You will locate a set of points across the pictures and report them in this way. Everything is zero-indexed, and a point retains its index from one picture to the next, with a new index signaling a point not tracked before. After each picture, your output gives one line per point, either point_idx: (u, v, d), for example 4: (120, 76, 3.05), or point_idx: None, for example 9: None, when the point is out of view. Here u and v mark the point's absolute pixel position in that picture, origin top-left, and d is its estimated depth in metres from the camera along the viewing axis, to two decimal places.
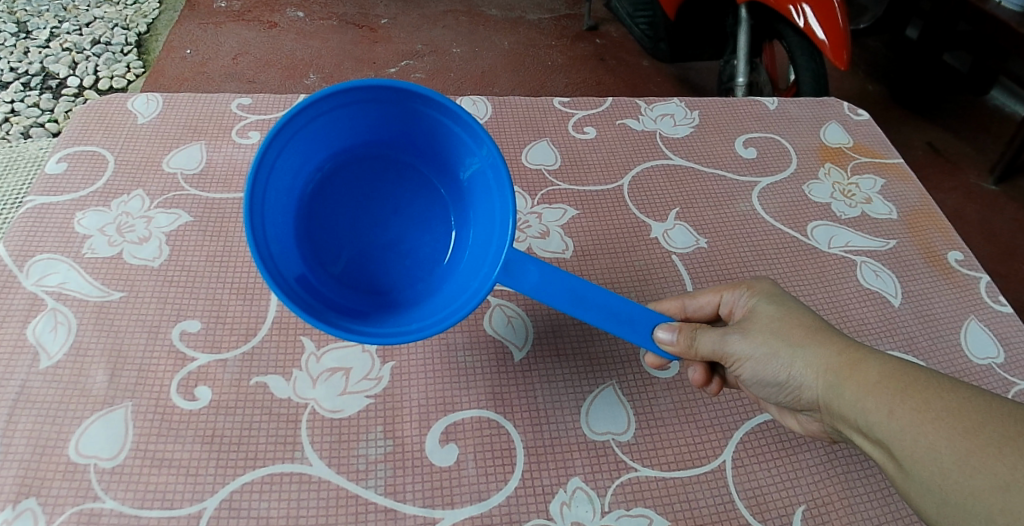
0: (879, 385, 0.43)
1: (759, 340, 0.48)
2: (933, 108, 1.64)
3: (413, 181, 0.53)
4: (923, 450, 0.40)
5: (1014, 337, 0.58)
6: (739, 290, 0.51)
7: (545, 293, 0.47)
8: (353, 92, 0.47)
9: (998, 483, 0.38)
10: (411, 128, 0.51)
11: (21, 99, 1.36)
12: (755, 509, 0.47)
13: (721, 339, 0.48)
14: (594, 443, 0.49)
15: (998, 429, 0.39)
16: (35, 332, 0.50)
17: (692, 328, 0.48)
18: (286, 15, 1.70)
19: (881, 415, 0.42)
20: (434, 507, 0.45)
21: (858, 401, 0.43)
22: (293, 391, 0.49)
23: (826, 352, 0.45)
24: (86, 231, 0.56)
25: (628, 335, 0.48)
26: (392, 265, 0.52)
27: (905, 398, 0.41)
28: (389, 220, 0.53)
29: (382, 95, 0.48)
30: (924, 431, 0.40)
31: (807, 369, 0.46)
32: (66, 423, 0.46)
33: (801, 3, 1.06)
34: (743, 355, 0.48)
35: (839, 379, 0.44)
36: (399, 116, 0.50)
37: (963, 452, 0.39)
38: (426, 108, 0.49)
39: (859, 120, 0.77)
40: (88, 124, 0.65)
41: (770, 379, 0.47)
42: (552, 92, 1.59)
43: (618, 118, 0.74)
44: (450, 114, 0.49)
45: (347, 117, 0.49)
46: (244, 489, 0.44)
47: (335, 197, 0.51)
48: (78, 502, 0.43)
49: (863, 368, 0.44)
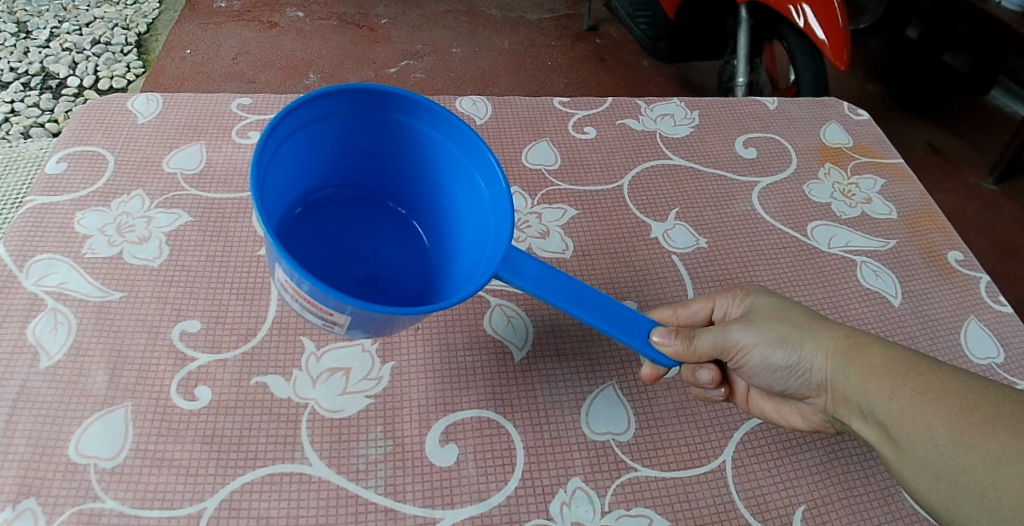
0: (882, 367, 0.43)
1: (763, 327, 0.48)
2: (933, 108, 1.64)
3: (382, 218, 0.55)
4: (919, 429, 0.41)
5: (1013, 337, 0.58)
6: (733, 293, 0.51)
7: (543, 285, 0.46)
8: (338, 108, 0.49)
9: (989, 459, 0.38)
10: (385, 159, 0.53)
11: (21, 99, 1.36)
12: (755, 509, 0.47)
13: (722, 330, 0.48)
14: (594, 443, 0.49)
15: (993, 410, 0.39)
16: (34, 332, 0.50)
17: (688, 328, 0.47)
18: (286, 15, 1.70)
19: (882, 397, 0.42)
20: (434, 507, 0.45)
21: (862, 382, 0.44)
22: (293, 391, 0.49)
23: (834, 335, 0.46)
24: (86, 231, 0.56)
25: (624, 338, 0.46)
26: (374, 291, 0.51)
27: (905, 379, 0.42)
28: (364, 254, 0.53)
29: (362, 112, 0.50)
30: (921, 410, 0.41)
31: (817, 351, 0.46)
32: (66, 423, 0.46)
33: (801, 3, 1.06)
34: (749, 343, 0.48)
35: (846, 361, 0.45)
36: (374, 145, 0.52)
37: (958, 431, 0.39)
38: (403, 126, 0.51)
39: (859, 120, 0.77)
40: (88, 124, 0.65)
41: (778, 365, 0.48)
42: (552, 92, 1.59)
43: (618, 118, 0.74)
44: (430, 132, 0.51)
45: (327, 143, 0.50)
46: (244, 489, 0.44)
47: (308, 232, 0.51)
48: (79, 502, 0.43)
49: (869, 352, 0.44)
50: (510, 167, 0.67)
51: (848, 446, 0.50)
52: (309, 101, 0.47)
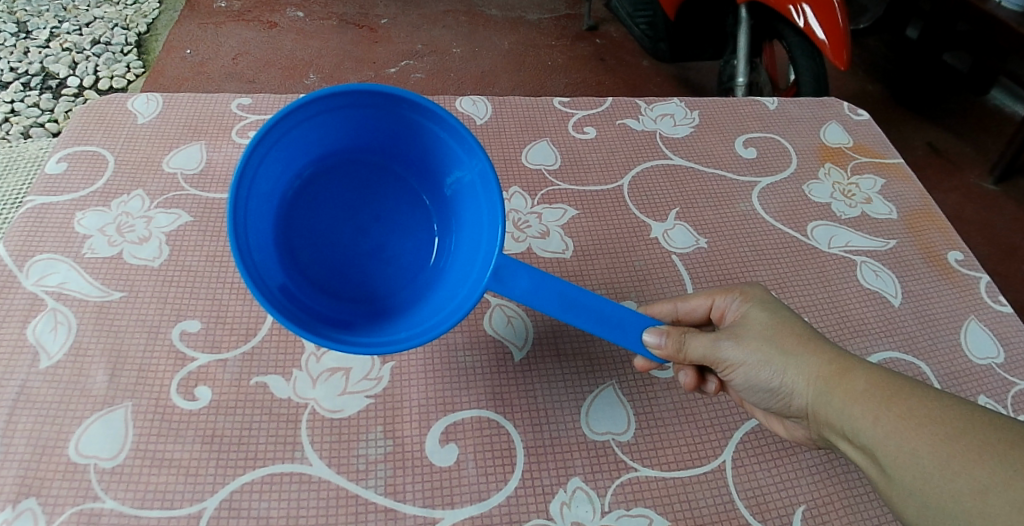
0: (865, 393, 0.43)
1: (751, 346, 0.47)
2: (933, 108, 1.64)
3: (396, 187, 0.53)
4: (905, 456, 0.41)
5: (1014, 337, 0.58)
6: (732, 294, 0.51)
7: (534, 297, 0.46)
8: (336, 94, 0.47)
9: (977, 487, 0.38)
10: (394, 129, 0.50)
11: (21, 99, 1.36)
12: (755, 509, 0.47)
13: (713, 344, 0.48)
14: (594, 443, 0.49)
15: (978, 436, 0.39)
16: (35, 332, 0.50)
17: (681, 331, 0.47)
18: (286, 15, 1.70)
19: (866, 423, 0.42)
20: (434, 507, 0.45)
21: (845, 408, 0.43)
22: (293, 391, 0.49)
23: (817, 360, 0.45)
24: (86, 231, 0.56)
25: (617, 339, 0.47)
26: (374, 270, 0.52)
27: (889, 405, 0.42)
28: (372, 224, 0.53)
29: (366, 100, 0.48)
30: (906, 438, 0.41)
31: (799, 376, 0.46)
32: (65, 423, 0.46)
33: (801, 3, 1.06)
34: (736, 362, 0.48)
35: (828, 387, 0.44)
36: (384, 121, 0.50)
37: (944, 458, 0.40)
38: (412, 116, 0.49)
39: (859, 120, 0.77)
40: (88, 124, 0.65)
41: (762, 385, 0.47)
42: (552, 91, 1.59)
43: (618, 118, 0.74)
44: (440, 119, 0.48)
45: (329, 119, 0.49)
46: (244, 489, 0.44)
47: (316, 204, 0.51)
48: (79, 502, 0.43)
49: (852, 377, 0.44)
50: (510, 167, 0.67)
51: None
52: (304, 94, 0.46)
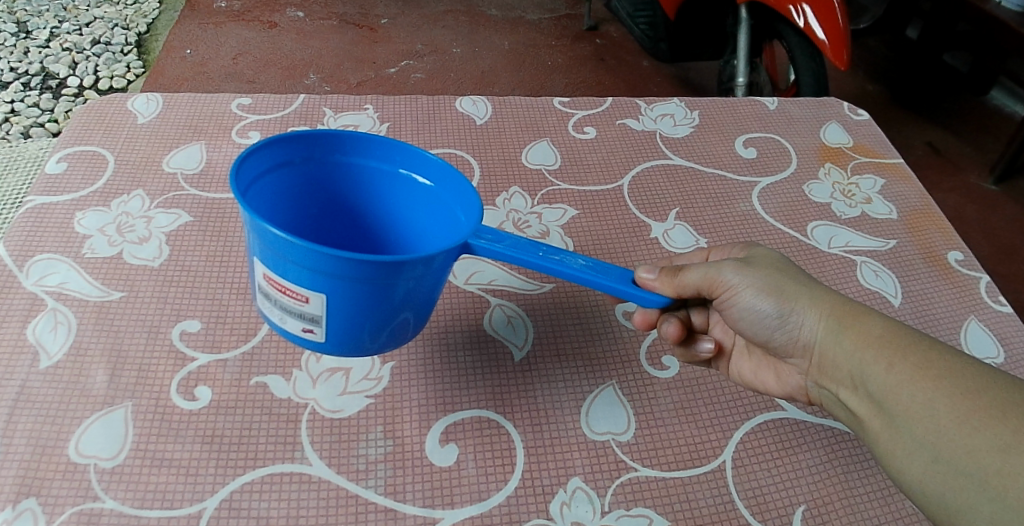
0: (881, 338, 0.43)
1: (759, 273, 0.48)
2: (933, 108, 1.64)
3: None
4: (919, 407, 0.40)
5: (1014, 337, 0.58)
6: (732, 245, 0.54)
7: (515, 247, 0.42)
8: (278, 157, 0.44)
9: (997, 444, 0.37)
10: (360, 213, 0.49)
11: (21, 99, 1.36)
12: (755, 509, 0.46)
13: (715, 265, 0.48)
14: (594, 443, 0.49)
15: (1002, 397, 0.39)
16: (34, 332, 0.49)
17: (672, 270, 0.47)
18: (286, 15, 1.71)
19: (879, 368, 0.42)
20: (434, 507, 0.44)
21: (857, 350, 0.44)
22: (293, 391, 0.49)
23: (831, 299, 0.46)
24: (86, 231, 0.56)
25: (608, 284, 0.43)
26: None
27: (905, 353, 0.42)
28: None
29: (302, 166, 0.46)
30: (922, 387, 0.40)
31: (811, 310, 0.46)
32: (65, 423, 0.45)
33: (801, 3, 1.06)
34: (738, 284, 0.48)
35: (841, 326, 0.45)
36: (320, 195, 0.48)
37: (963, 413, 0.39)
38: (344, 171, 0.47)
39: (858, 120, 0.78)
40: (88, 124, 0.65)
41: (767, 313, 0.48)
42: (552, 92, 1.59)
43: (618, 118, 0.74)
44: (371, 156, 0.47)
45: (301, 195, 0.47)
46: (244, 489, 0.43)
47: None
48: (79, 502, 0.42)
49: (867, 321, 0.44)
50: (509, 166, 0.67)
51: (848, 445, 0.51)
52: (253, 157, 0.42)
